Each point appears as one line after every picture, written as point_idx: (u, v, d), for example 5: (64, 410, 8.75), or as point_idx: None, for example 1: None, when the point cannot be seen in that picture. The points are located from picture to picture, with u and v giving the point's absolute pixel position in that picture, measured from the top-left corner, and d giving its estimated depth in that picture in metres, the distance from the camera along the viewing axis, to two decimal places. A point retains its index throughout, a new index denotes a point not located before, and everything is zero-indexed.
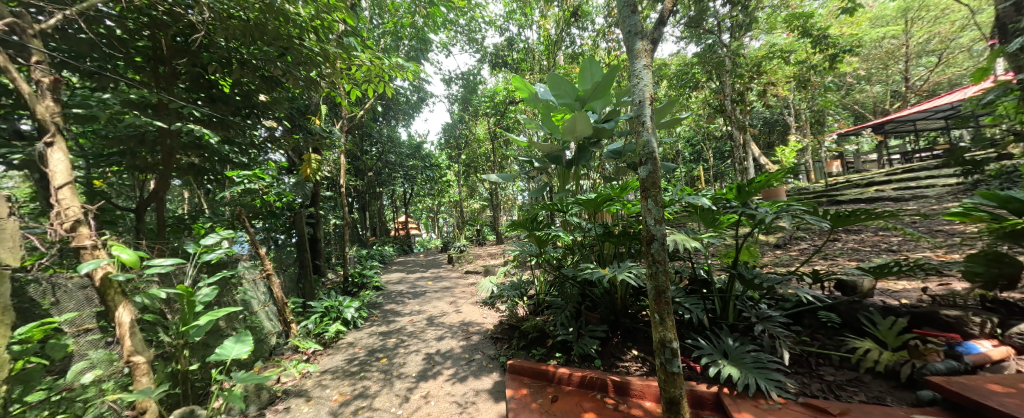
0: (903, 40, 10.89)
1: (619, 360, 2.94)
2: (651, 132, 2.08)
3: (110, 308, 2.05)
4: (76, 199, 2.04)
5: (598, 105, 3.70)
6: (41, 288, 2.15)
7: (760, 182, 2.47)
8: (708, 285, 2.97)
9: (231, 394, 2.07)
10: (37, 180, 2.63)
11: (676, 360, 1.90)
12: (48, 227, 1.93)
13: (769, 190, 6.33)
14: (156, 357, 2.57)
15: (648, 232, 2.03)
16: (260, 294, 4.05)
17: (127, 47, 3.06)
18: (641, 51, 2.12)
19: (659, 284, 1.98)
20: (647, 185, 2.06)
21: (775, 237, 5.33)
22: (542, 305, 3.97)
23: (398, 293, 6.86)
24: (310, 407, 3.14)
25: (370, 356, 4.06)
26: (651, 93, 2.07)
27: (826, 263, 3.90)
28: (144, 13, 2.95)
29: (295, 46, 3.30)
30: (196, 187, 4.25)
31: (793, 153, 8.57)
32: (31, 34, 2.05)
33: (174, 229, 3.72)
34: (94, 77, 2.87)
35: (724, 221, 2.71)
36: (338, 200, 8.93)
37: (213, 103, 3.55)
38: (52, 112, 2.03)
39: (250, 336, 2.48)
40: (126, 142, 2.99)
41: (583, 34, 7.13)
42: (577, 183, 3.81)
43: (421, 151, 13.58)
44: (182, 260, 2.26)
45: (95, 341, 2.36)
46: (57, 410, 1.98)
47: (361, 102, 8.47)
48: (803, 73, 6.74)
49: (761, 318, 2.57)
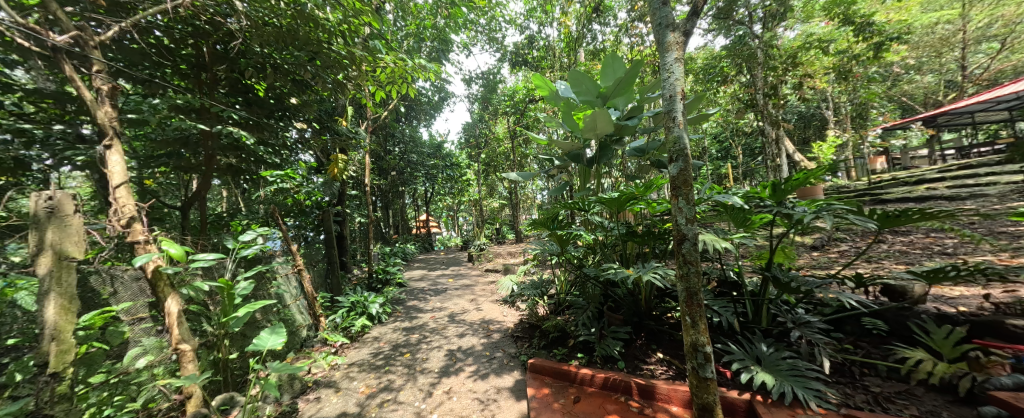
0: (959, 25, 9.99)
1: (643, 362, 2.88)
2: (682, 128, 1.99)
3: (160, 299, 2.21)
4: (130, 198, 2.21)
5: (621, 102, 3.61)
6: (101, 279, 2.36)
7: (798, 180, 2.33)
8: (739, 288, 2.86)
9: (267, 383, 2.19)
10: (98, 180, 2.89)
11: (709, 365, 1.84)
12: (107, 224, 2.09)
13: (805, 189, 5.98)
14: (200, 346, 2.75)
15: (678, 231, 1.97)
16: (292, 288, 4.23)
17: (174, 55, 3.29)
18: (672, 44, 2.03)
19: (690, 285, 1.91)
20: (678, 182, 1.99)
21: (812, 238, 5.03)
22: (562, 304, 3.98)
23: (420, 290, 7.00)
24: (338, 397, 3.26)
25: (394, 351, 4.17)
26: (683, 87, 1.99)
27: (870, 266, 3.63)
28: (189, 23, 3.15)
29: (324, 50, 3.43)
30: (234, 185, 4.51)
31: (831, 148, 8.15)
32: (93, 46, 2.21)
33: (214, 226, 3.97)
34: (145, 84, 3.12)
35: (757, 221, 2.60)
36: (362, 198, 9.21)
37: (249, 107, 3.76)
38: (110, 117, 2.19)
39: (284, 328, 2.61)
40: (171, 144, 3.26)
41: (605, 29, 7.00)
42: (599, 181, 3.77)
43: (441, 150, 13.82)
44: (223, 255, 2.38)
45: (147, 329, 2.54)
46: (114, 391, 2.15)
47: (386, 103, 8.73)
48: (844, 63, 6.35)
49: (798, 324, 2.44)
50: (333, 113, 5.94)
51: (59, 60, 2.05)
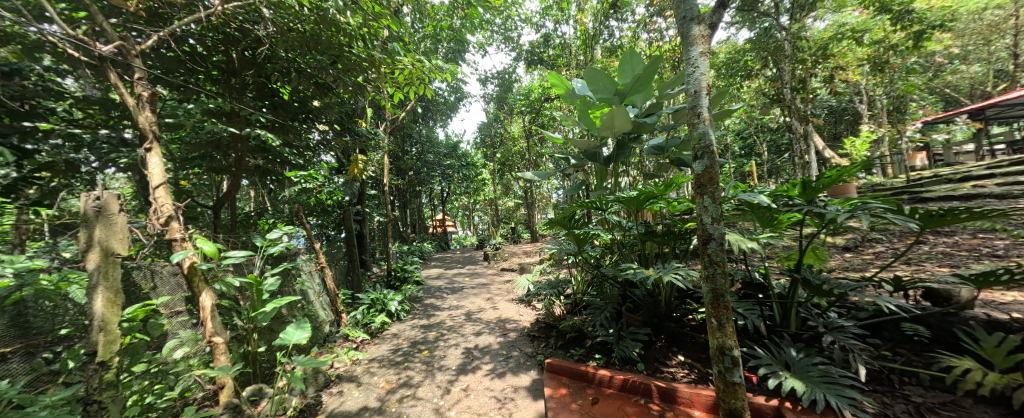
0: (1010, 10, 9.27)
1: (664, 365, 2.82)
2: (708, 124, 1.94)
3: (195, 294, 2.32)
4: (168, 198, 2.33)
5: (639, 99, 3.55)
6: (143, 274, 2.51)
7: (830, 178, 2.22)
8: (765, 290, 2.76)
9: (293, 375, 2.27)
10: (139, 181, 3.07)
11: (736, 369, 1.78)
12: (147, 222, 2.22)
13: (836, 187, 5.70)
14: (231, 339, 2.88)
15: (703, 231, 1.92)
16: (315, 285, 4.36)
17: (207, 62, 3.46)
18: (698, 37, 1.96)
19: (717, 287, 1.86)
20: (703, 180, 1.94)
21: (844, 239, 4.79)
22: (579, 304, 3.94)
23: (437, 288, 7.09)
24: (360, 392, 3.34)
25: (413, 348, 4.24)
26: (709, 82, 1.93)
27: (910, 268, 3.42)
28: (220, 31, 3.30)
29: (345, 54, 3.53)
30: (261, 185, 4.70)
31: (865, 144, 7.78)
32: (134, 55, 2.35)
33: (243, 224, 4.14)
34: (181, 90, 3.29)
35: (784, 221, 2.51)
36: (381, 198, 9.42)
37: (275, 110, 3.90)
38: (150, 122, 2.33)
39: (309, 323, 2.70)
40: (204, 146, 3.42)
41: (622, 25, 6.87)
42: (616, 180, 3.72)
43: (457, 150, 13.98)
44: (252, 253, 2.48)
45: (184, 322, 2.69)
46: (155, 380, 2.28)
47: (404, 104, 8.88)
48: (879, 54, 6.01)
49: (830, 328, 2.33)
50: (354, 114, 6.09)
51: (104, 68, 2.19)
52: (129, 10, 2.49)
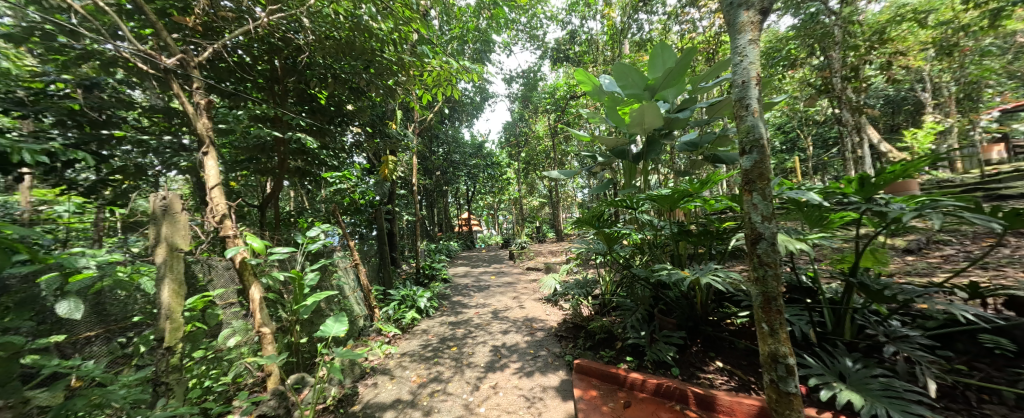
0: None
1: (700, 370, 2.69)
2: (757, 116, 1.82)
3: (245, 287, 2.49)
4: (223, 197, 2.52)
5: (670, 93, 3.41)
6: (201, 268, 2.73)
7: (893, 174, 2.02)
8: (814, 294, 2.58)
9: (333, 366, 2.38)
10: (197, 182, 3.35)
11: (792, 379, 1.66)
12: (205, 220, 2.41)
13: (897, 184, 5.21)
14: (276, 330, 3.07)
15: (753, 230, 1.81)
16: (350, 280, 4.55)
17: (254, 70, 3.69)
18: (747, 24, 1.85)
19: (768, 290, 1.75)
20: (752, 176, 1.83)
21: (904, 241, 4.37)
22: (608, 305, 3.86)
23: (464, 286, 7.20)
24: (393, 384, 3.46)
25: (442, 344, 4.33)
26: (758, 72, 1.82)
27: (986, 273, 3.06)
28: (266, 41, 3.52)
29: (377, 58, 3.65)
30: (300, 186, 4.96)
31: (929, 136, 7.14)
32: (193, 66, 2.56)
33: (285, 222, 4.39)
34: (231, 97, 3.54)
35: (836, 220, 2.38)
36: (410, 197, 9.68)
37: (313, 114, 4.10)
38: (206, 128, 2.52)
39: (346, 316, 2.83)
40: (251, 150, 3.67)
41: (652, 18, 6.63)
42: (646, 178, 3.59)
43: (482, 150, 14.13)
44: (295, 249, 2.63)
45: (236, 313, 2.89)
46: (211, 366, 2.47)
47: (431, 106, 9.07)
48: (947, 36, 5.42)
49: (892, 337, 2.13)
50: (384, 116, 6.29)
51: (168, 79, 2.40)
52: (187, 24, 2.70)
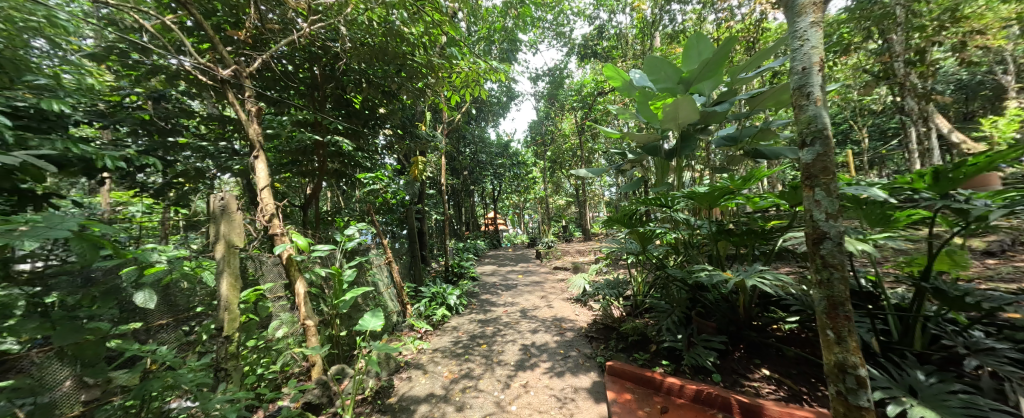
0: None
1: (744, 378, 2.53)
2: (820, 105, 1.68)
3: (291, 282, 2.65)
4: (271, 198, 2.69)
5: (706, 86, 3.25)
6: (253, 263, 2.94)
7: (978, 167, 1.76)
8: (875, 300, 2.36)
9: (372, 359, 2.48)
10: (247, 184, 3.60)
11: (864, 392, 1.53)
12: (257, 219, 2.58)
13: (975, 178, 4.66)
14: (318, 323, 3.24)
15: (815, 229, 1.67)
16: (384, 277, 4.71)
17: (297, 78, 3.91)
18: (808, 6, 1.72)
19: (834, 294, 1.61)
20: (815, 170, 1.69)
21: (982, 241, 3.90)
22: (641, 306, 3.74)
23: (492, 285, 7.25)
24: (426, 379, 3.55)
25: (472, 341, 4.38)
26: (822, 56, 1.67)
27: None
28: (307, 50, 3.71)
29: (408, 62, 3.77)
30: (337, 186, 5.20)
31: (1013, 124, 6.22)
32: (246, 76, 2.75)
33: (324, 221, 4.62)
34: (277, 104, 3.78)
35: (903, 218, 2.15)
36: (438, 197, 9.89)
37: (349, 118, 4.30)
38: (257, 133, 2.70)
39: (382, 312, 2.94)
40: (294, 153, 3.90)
41: (685, 9, 6.34)
42: (680, 176, 3.43)
43: (508, 150, 14.18)
44: (334, 246, 2.76)
45: (283, 306, 3.09)
46: (262, 354, 2.65)
47: (459, 107, 9.21)
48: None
49: (973, 350, 1.91)
50: (414, 118, 6.46)
51: (225, 89, 2.59)
52: (240, 38, 2.86)
